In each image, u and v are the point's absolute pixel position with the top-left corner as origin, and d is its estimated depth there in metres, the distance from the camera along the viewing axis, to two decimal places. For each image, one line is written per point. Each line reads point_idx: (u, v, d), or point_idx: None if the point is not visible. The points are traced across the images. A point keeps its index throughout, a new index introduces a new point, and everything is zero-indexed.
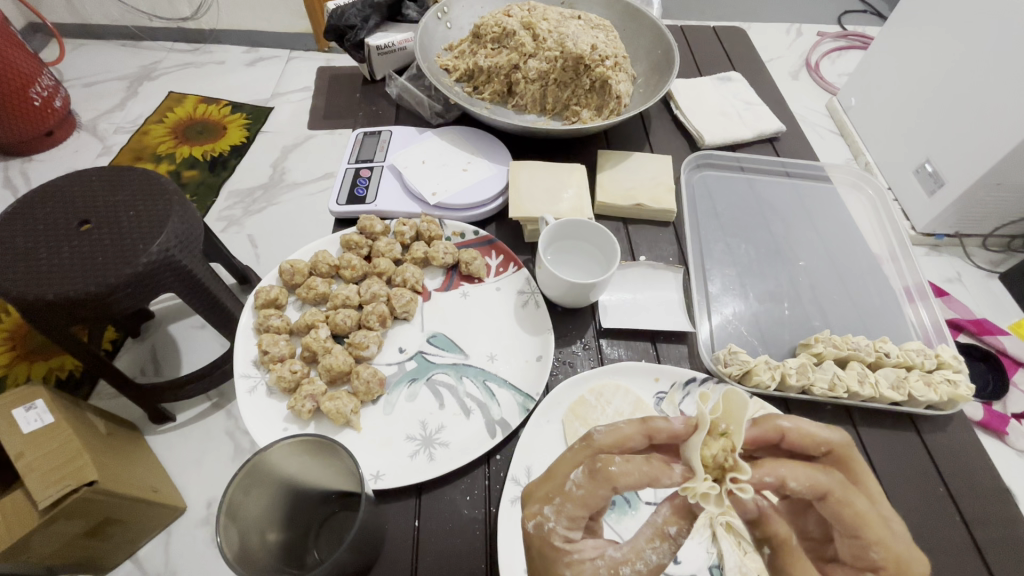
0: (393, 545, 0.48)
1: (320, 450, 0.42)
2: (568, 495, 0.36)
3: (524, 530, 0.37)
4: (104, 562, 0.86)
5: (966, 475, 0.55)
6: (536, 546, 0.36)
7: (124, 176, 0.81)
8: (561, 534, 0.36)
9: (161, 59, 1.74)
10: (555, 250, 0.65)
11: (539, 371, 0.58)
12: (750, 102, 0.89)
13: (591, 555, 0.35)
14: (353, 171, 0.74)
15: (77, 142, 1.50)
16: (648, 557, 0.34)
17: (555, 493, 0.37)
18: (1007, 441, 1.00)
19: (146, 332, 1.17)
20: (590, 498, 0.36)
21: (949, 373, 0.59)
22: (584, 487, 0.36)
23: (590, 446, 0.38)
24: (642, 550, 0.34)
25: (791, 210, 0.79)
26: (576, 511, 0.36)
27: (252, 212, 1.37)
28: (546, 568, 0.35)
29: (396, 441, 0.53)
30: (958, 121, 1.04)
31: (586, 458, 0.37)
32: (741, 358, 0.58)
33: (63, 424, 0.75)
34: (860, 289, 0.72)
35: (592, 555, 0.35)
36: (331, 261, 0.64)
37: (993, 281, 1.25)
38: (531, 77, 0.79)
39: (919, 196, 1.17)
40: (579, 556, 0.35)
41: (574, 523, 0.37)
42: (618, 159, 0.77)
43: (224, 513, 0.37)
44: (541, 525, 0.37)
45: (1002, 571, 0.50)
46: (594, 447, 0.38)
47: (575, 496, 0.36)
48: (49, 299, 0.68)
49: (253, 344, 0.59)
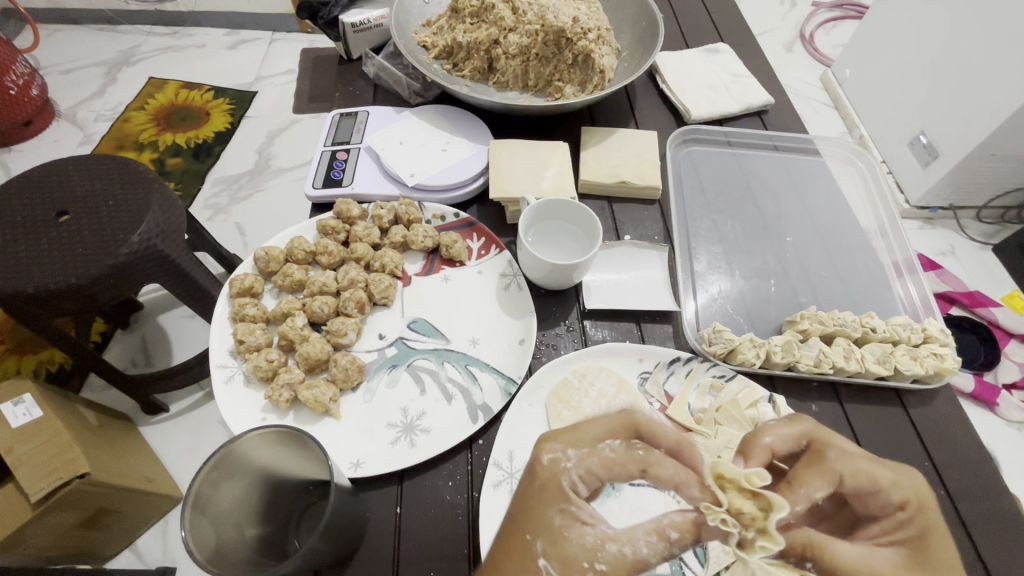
0: (374, 532, 0.47)
1: (290, 441, 0.41)
2: (596, 449, 0.39)
3: (537, 458, 0.39)
4: (102, 553, 0.87)
5: (950, 447, 0.55)
6: (542, 477, 0.38)
7: (100, 164, 0.79)
8: (572, 480, 0.38)
9: (139, 43, 1.69)
10: (536, 231, 0.63)
11: (521, 355, 0.57)
12: (738, 74, 0.86)
13: (587, 517, 0.36)
14: (329, 154, 0.72)
15: (57, 131, 1.47)
16: (640, 546, 0.35)
17: (585, 444, 0.39)
18: (998, 412, 1.01)
19: (136, 323, 1.16)
20: (616, 464, 0.39)
21: (936, 347, 0.58)
22: (618, 452, 0.39)
23: (635, 424, 0.41)
24: (637, 538, 0.36)
25: (779, 185, 0.78)
26: (597, 469, 0.38)
27: (238, 200, 1.35)
28: (538, 507, 0.37)
29: (375, 428, 0.52)
30: (953, 91, 1.01)
31: (628, 436, 0.41)
32: (725, 337, 0.58)
33: (52, 417, 0.74)
34: (849, 263, 0.71)
35: (588, 519, 0.36)
36: (307, 247, 0.62)
37: (986, 253, 1.24)
38: (511, 52, 0.76)
39: (914, 168, 1.14)
40: (575, 510, 0.37)
41: (587, 479, 0.38)
42: (602, 135, 0.75)
43: (192, 508, 0.36)
44: (558, 461, 0.38)
45: (986, 542, 0.50)
46: (634, 426, 0.41)
47: (606, 455, 0.39)
48: (29, 292, 0.67)
49: (229, 334, 0.58)
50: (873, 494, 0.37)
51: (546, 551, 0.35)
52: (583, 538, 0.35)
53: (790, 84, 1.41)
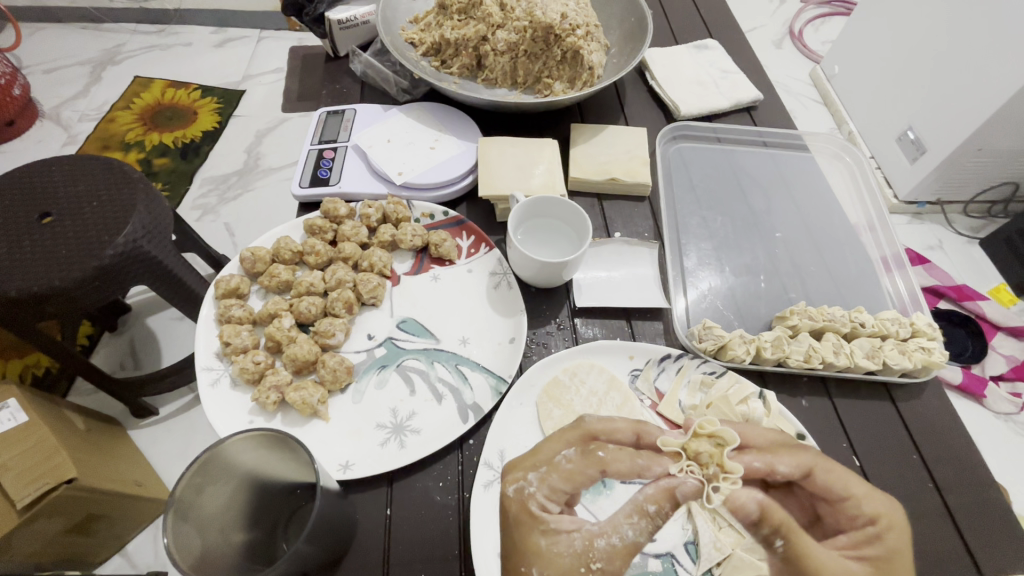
0: (364, 535, 0.47)
1: (275, 444, 0.40)
2: (553, 465, 0.40)
3: (504, 491, 0.39)
4: (91, 559, 0.86)
5: (938, 440, 0.56)
6: (512, 509, 0.38)
7: (83, 165, 0.77)
8: (540, 501, 0.38)
9: (124, 41, 1.66)
10: (526, 229, 0.63)
11: (511, 353, 0.57)
12: (727, 69, 0.86)
13: (567, 527, 0.36)
14: (316, 153, 0.71)
15: (41, 131, 1.45)
16: (624, 531, 0.36)
17: (544, 462, 0.40)
18: (985, 404, 1.02)
19: (123, 326, 1.14)
20: (578, 473, 0.39)
21: (923, 341, 0.59)
22: (574, 461, 0.39)
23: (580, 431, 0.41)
24: (621, 524, 0.36)
25: (768, 181, 0.78)
26: (560, 484, 0.39)
27: (227, 200, 1.34)
28: (519, 538, 0.36)
29: (365, 430, 0.52)
30: (940, 86, 1.02)
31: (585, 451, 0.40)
32: (716, 333, 0.58)
33: (37, 423, 0.72)
34: (838, 258, 0.71)
35: (568, 527, 0.36)
36: (294, 247, 0.61)
37: (973, 247, 1.25)
38: (500, 49, 0.76)
39: (902, 163, 1.15)
40: (555, 526, 0.37)
41: (555, 498, 0.38)
42: (592, 132, 0.75)
43: (174, 514, 0.36)
44: (522, 488, 0.38)
45: (973, 533, 0.50)
46: (583, 429, 0.41)
47: (564, 468, 0.39)
48: (12, 295, 0.65)
49: (215, 336, 0.57)
50: (843, 501, 0.38)
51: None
52: (571, 547, 0.35)
53: (780, 80, 1.42)
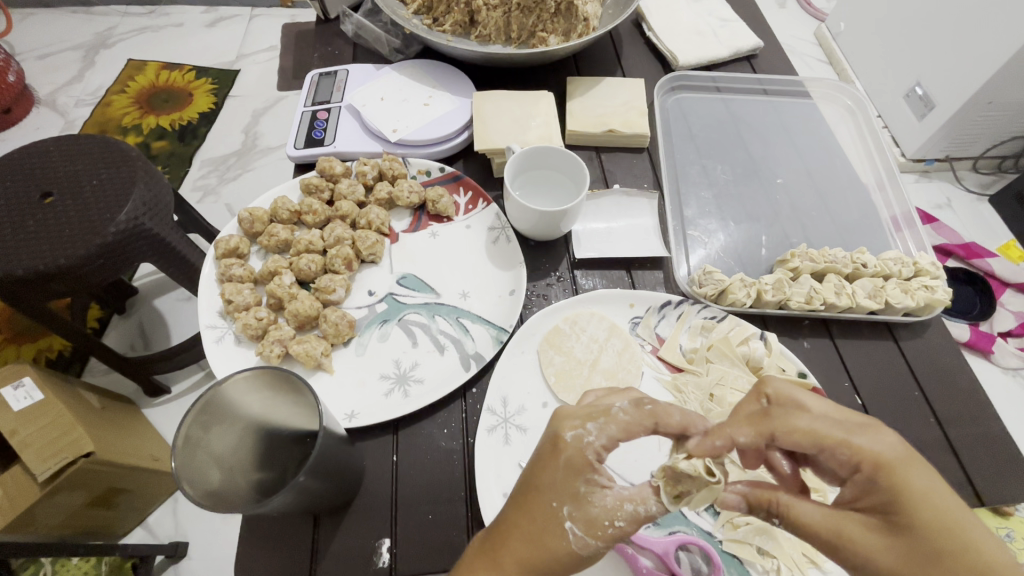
0: (370, 481, 0.48)
1: (280, 384, 0.41)
2: (627, 427, 0.39)
3: (560, 435, 0.38)
4: (116, 530, 0.88)
5: (941, 378, 0.56)
6: (568, 452, 0.38)
7: (83, 145, 0.77)
8: (595, 449, 0.38)
9: (115, 25, 1.64)
10: (523, 182, 0.62)
11: (512, 305, 0.57)
12: (726, 18, 0.84)
13: (610, 501, 0.37)
14: (310, 114, 0.70)
15: (38, 118, 1.44)
16: (651, 505, 0.37)
17: (600, 413, 0.39)
18: (993, 359, 1.01)
19: (132, 308, 1.15)
20: (632, 425, 0.39)
21: (927, 280, 0.59)
22: (630, 414, 0.39)
23: (657, 418, 0.39)
24: (648, 496, 0.38)
25: (768, 127, 0.77)
26: (617, 435, 0.39)
27: (227, 180, 1.34)
28: (563, 477, 0.37)
29: (370, 380, 0.52)
30: (952, 39, 0.99)
31: (594, 416, 0.39)
32: (716, 278, 0.58)
33: (54, 399, 0.74)
34: (841, 203, 0.71)
35: (606, 482, 0.38)
36: (291, 207, 0.62)
37: (982, 204, 1.22)
38: (493, 3, 0.73)
39: (909, 121, 1.12)
40: (596, 479, 0.38)
41: (609, 447, 0.39)
42: (588, 85, 0.73)
43: (180, 446, 0.37)
44: (580, 437, 0.38)
45: (975, 466, 0.51)
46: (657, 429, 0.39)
47: (622, 420, 0.39)
48: (19, 274, 0.66)
49: (217, 295, 0.57)
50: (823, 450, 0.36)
51: (571, 514, 0.37)
52: (605, 502, 0.37)
53: (784, 39, 1.38)
